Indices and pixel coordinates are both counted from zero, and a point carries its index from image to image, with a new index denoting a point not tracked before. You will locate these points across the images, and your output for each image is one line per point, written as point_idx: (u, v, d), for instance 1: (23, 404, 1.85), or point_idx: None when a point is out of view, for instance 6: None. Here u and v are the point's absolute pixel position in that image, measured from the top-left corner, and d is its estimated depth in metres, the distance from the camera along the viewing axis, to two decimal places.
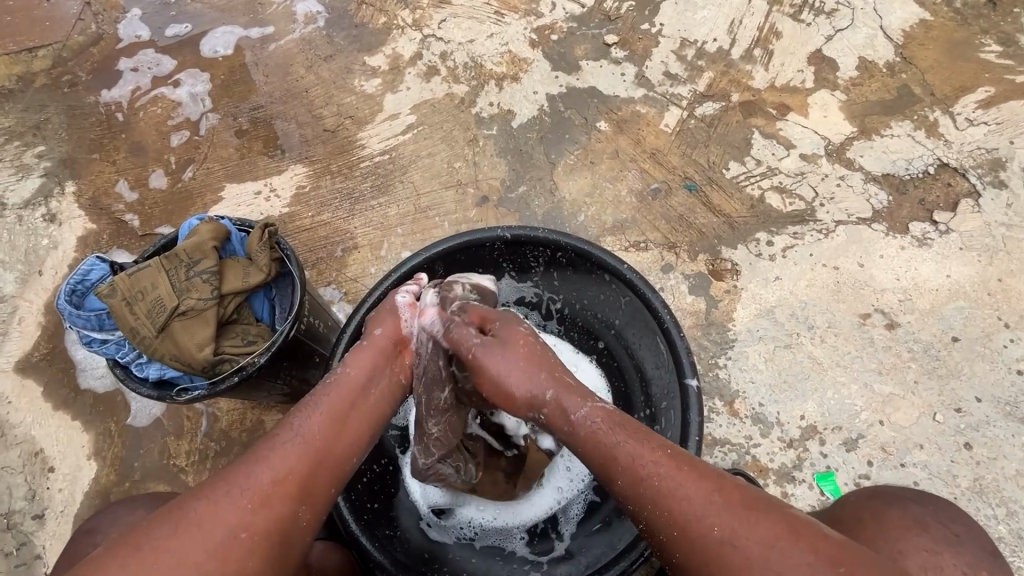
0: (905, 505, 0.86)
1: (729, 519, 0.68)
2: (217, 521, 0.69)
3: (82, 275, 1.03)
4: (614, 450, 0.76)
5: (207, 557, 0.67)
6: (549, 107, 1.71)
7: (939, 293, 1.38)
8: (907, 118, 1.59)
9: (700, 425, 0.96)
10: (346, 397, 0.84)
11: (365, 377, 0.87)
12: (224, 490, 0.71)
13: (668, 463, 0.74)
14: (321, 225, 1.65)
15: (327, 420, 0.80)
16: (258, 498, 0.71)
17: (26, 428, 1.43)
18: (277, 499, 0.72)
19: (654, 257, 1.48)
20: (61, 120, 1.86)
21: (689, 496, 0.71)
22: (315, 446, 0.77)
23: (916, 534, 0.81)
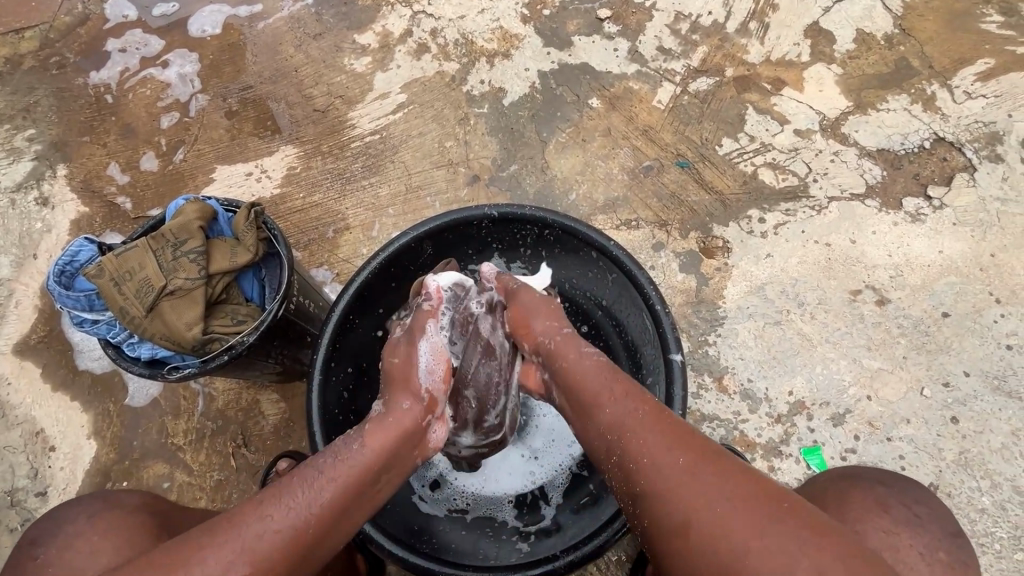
0: (870, 484, 0.87)
1: (684, 467, 0.70)
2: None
3: (70, 256, 1.04)
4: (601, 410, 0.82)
5: None
6: (540, 84, 1.69)
7: (930, 269, 1.37)
8: (903, 92, 1.56)
9: (684, 399, 0.97)
10: (368, 462, 0.81)
11: (384, 455, 0.83)
12: (233, 536, 0.68)
13: (643, 420, 0.77)
14: (312, 207, 1.65)
15: (351, 475, 0.78)
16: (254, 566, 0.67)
17: (27, 408, 1.46)
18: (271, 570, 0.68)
19: (645, 235, 1.48)
20: (51, 102, 1.85)
21: (657, 447, 0.73)
22: (337, 502, 0.75)
23: (878, 515, 0.82)
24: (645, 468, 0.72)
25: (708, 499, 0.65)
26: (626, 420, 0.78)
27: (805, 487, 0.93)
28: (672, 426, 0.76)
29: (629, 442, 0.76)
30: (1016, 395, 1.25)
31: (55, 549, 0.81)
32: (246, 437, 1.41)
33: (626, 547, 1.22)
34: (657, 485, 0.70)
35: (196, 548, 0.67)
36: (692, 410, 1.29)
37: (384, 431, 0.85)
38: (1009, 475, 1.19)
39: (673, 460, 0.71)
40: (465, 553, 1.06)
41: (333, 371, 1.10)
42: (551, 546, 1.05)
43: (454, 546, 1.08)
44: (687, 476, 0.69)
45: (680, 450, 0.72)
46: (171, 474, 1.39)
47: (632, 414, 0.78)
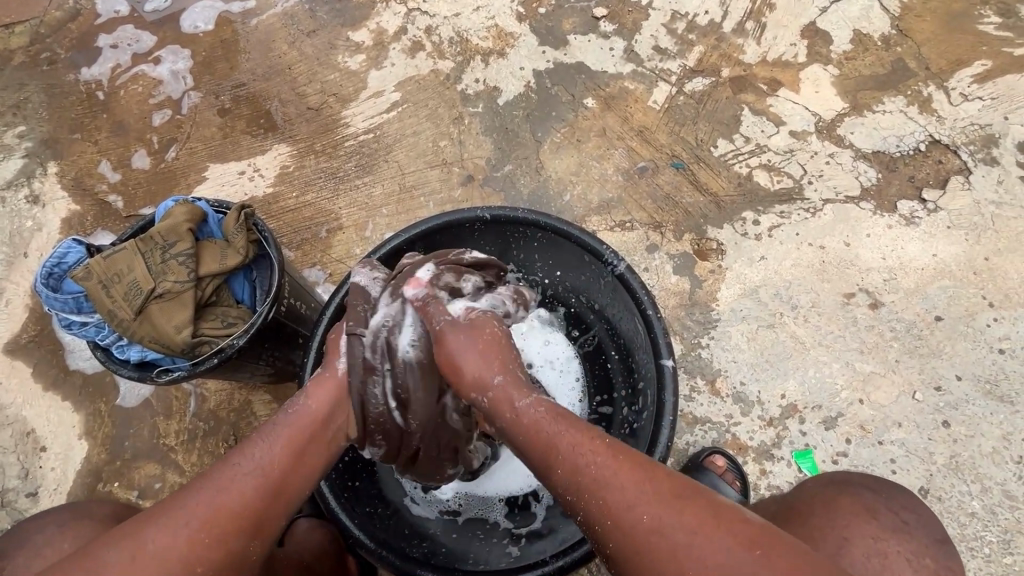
0: (858, 491, 0.87)
1: (670, 524, 0.65)
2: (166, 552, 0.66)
3: (58, 258, 1.03)
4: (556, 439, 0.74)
5: None
6: (535, 83, 1.68)
7: (924, 273, 1.37)
8: (900, 93, 1.55)
9: (675, 405, 0.97)
10: (305, 429, 0.78)
11: (327, 410, 0.81)
12: (176, 512, 0.69)
13: (598, 445, 0.73)
14: (306, 206, 1.64)
15: (288, 444, 0.76)
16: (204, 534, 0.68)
17: (17, 408, 1.45)
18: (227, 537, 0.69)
19: (639, 237, 1.47)
20: (41, 99, 1.83)
21: (637, 501, 0.67)
22: (275, 471, 0.74)
23: (865, 521, 0.83)
24: (635, 535, 0.66)
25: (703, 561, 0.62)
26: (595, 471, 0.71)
27: (791, 491, 0.93)
28: (637, 468, 0.71)
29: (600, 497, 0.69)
30: (1008, 399, 1.26)
31: (26, 559, 0.82)
32: (238, 438, 1.41)
33: None
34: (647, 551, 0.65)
35: (135, 532, 0.68)
36: (685, 412, 1.29)
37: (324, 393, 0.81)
38: (999, 479, 1.20)
39: (659, 517, 0.66)
40: (455, 556, 1.06)
41: (324, 374, 1.10)
42: (541, 550, 1.05)
43: (444, 550, 1.07)
44: (673, 533, 0.64)
45: (654, 501, 0.67)
46: (162, 474, 1.39)
47: (601, 461, 0.71)
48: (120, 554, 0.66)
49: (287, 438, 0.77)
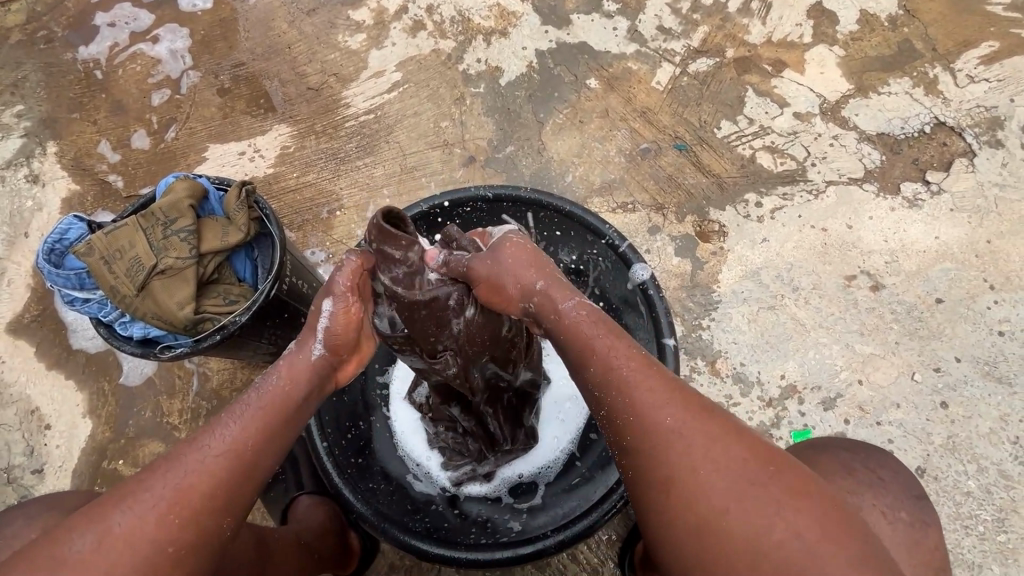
0: (835, 451, 0.88)
1: (719, 458, 0.62)
2: (136, 537, 0.60)
3: (60, 234, 1.03)
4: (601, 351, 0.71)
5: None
6: (538, 64, 1.66)
7: (926, 255, 1.37)
8: (906, 75, 1.54)
9: None
10: (276, 406, 0.71)
11: (299, 387, 0.73)
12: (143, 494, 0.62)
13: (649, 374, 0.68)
14: (306, 187, 1.64)
15: (257, 427, 0.68)
16: (174, 518, 0.62)
17: (22, 386, 1.46)
18: (200, 517, 0.63)
19: (641, 218, 1.47)
20: (39, 78, 1.82)
21: (690, 433, 0.64)
22: (248, 451, 0.67)
23: (842, 476, 0.83)
24: (673, 463, 0.64)
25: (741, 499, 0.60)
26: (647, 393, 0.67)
27: None
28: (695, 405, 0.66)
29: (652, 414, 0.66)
30: (1006, 380, 1.26)
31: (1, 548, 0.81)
32: None
33: (616, 527, 1.25)
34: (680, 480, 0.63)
35: (105, 513, 0.61)
36: None
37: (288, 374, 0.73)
38: (995, 459, 1.21)
39: (708, 449, 0.63)
40: (458, 531, 1.08)
41: None
42: (543, 524, 1.07)
43: (446, 525, 1.09)
44: (720, 464, 0.62)
45: (707, 432, 0.64)
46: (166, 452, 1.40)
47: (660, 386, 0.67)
48: (93, 538, 0.60)
49: (256, 414, 0.69)
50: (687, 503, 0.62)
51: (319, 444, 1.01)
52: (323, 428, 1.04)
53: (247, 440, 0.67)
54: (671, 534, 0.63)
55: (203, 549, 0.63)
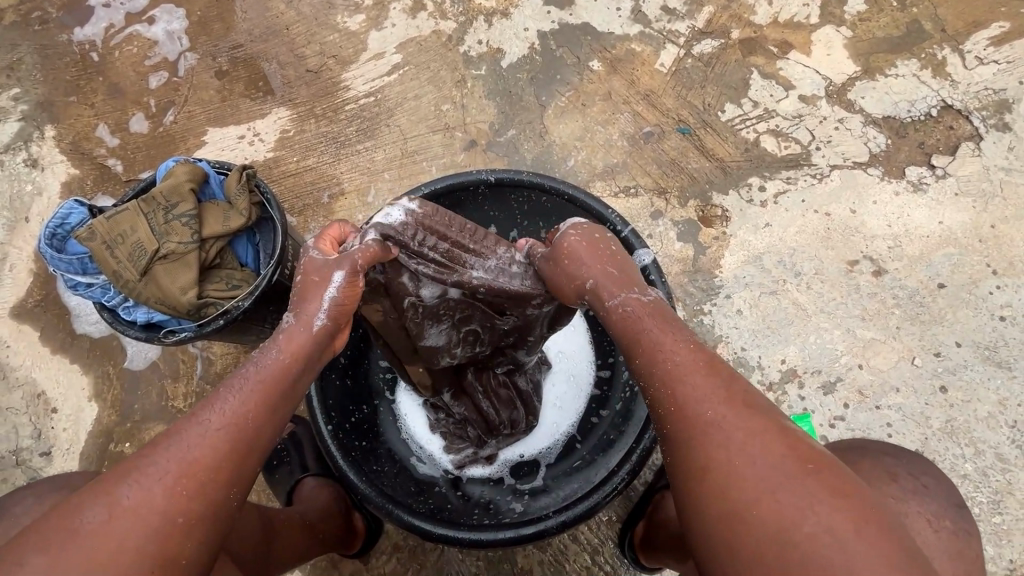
0: (877, 456, 0.89)
1: (756, 444, 0.61)
2: (148, 508, 0.61)
3: (61, 219, 1.03)
4: (641, 338, 0.73)
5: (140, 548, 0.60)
6: (540, 45, 1.63)
7: (929, 240, 1.36)
8: (913, 56, 1.51)
9: None
10: (274, 381, 0.70)
11: (301, 363, 0.73)
12: (150, 467, 0.63)
13: (691, 366, 0.68)
14: (306, 171, 1.63)
15: (257, 401, 0.68)
16: (186, 488, 0.63)
17: (27, 370, 1.47)
18: (210, 487, 0.64)
19: (644, 203, 1.46)
20: (34, 60, 1.79)
21: (718, 416, 0.64)
22: (248, 424, 0.67)
23: (888, 483, 0.83)
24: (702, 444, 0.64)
25: (769, 477, 0.59)
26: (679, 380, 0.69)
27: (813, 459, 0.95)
28: (727, 392, 0.66)
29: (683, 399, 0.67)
30: (1006, 365, 1.27)
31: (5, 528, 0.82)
32: None
33: (616, 507, 1.26)
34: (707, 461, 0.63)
35: (112, 487, 0.62)
36: None
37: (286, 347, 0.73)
38: (993, 442, 1.22)
39: (738, 434, 0.63)
40: (461, 512, 1.09)
41: None
42: (545, 504, 1.08)
43: (449, 506, 1.11)
44: (748, 445, 0.62)
45: (738, 416, 0.64)
46: None
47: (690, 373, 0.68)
48: (102, 512, 0.60)
49: (257, 389, 0.69)
50: (712, 482, 0.62)
51: (324, 427, 1.02)
52: (327, 412, 1.05)
53: (248, 414, 0.68)
54: (699, 520, 0.62)
55: (212, 520, 0.64)
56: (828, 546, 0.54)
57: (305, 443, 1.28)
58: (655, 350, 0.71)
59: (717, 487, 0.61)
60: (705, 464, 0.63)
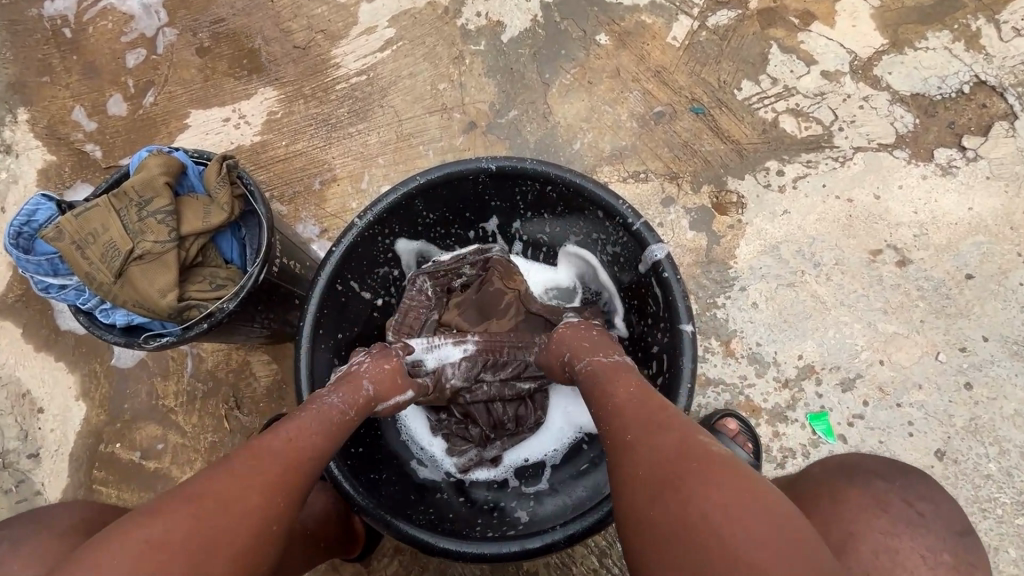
0: (874, 482, 0.84)
1: (672, 450, 0.64)
2: (251, 487, 0.66)
3: (27, 216, 0.94)
4: (594, 383, 0.80)
5: (240, 521, 0.63)
6: (543, 18, 1.52)
7: (958, 228, 1.28)
8: (946, 27, 1.41)
9: (693, 373, 0.89)
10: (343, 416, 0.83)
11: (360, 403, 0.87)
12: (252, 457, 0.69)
13: (629, 396, 0.74)
14: (295, 156, 1.53)
15: (332, 425, 0.80)
16: (282, 476, 0.69)
17: (11, 369, 1.41)
18: (295, 482, 0.70)
19: (654, 189, 1.37)
20: (3, 38, 1.68)
21: (636, 434, 0.68)
22: (320, 442, 0.77)
23: (874, 515, 0.79)
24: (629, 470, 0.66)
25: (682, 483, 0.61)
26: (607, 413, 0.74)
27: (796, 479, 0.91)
28: (650, 416, 0.70)
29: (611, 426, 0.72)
30: None
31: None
32: (238, 400, 1.37)
33: None
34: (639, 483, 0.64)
35: (219, 468, 0.67)
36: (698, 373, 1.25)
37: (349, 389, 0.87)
38: (1018, 441, 1.17)
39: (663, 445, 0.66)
40: (462, 521, 1.05)
41: (321, 340, 1.04)
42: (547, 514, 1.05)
43: (452, 514, 1.06)
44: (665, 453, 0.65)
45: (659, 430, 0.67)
46: (164, 436, 1.36)
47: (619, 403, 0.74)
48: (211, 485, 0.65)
49: (326, 419, 0.80)
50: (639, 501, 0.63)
51: None
52: None
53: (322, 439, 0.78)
54: (629, 537, 0.63)
55: (290, 512, 0.69)
56: (734, 543, 0.55)
57: None
58: (605, 388, 0.78)
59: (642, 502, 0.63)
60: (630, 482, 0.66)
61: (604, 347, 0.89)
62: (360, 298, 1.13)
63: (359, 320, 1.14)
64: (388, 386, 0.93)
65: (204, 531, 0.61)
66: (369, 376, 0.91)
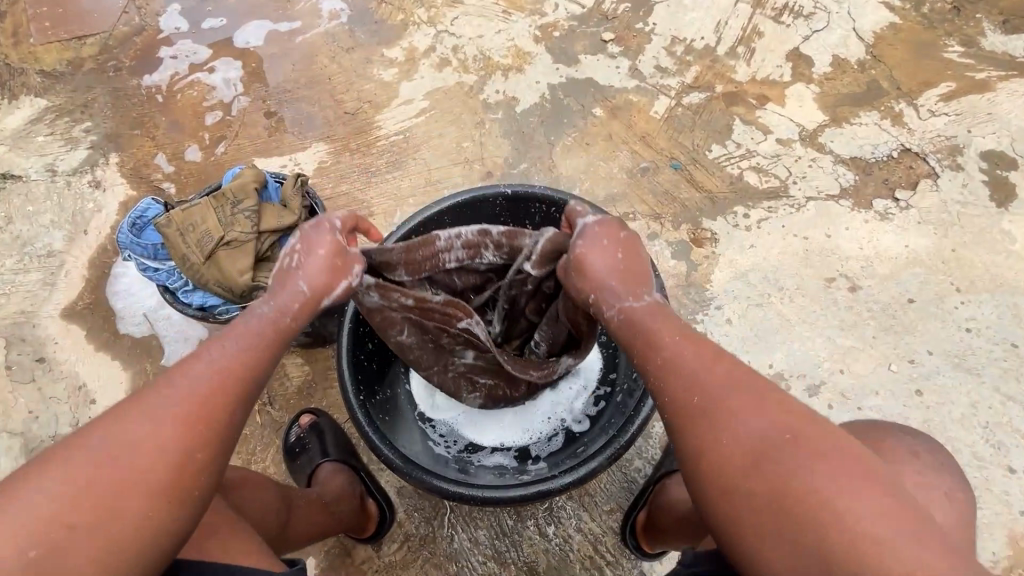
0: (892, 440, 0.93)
1: (755, 405, 0.74)
2: (137, 449, 0.72)
3: (140, 212, 1.18)
4: (652, 333, 0.85)
5: (151, 461, 0.72)
6: (549, 95, 1.89)
7: (898, 261, 1.51)
8: (874, 109, 1.75)
9: (671, 347, 1.08)
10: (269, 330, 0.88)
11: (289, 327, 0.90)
12: (150, 410, 0.75)
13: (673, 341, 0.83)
14: (340, 196, 1.83)
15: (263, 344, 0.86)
16: (182, 419, 0.76)
17: (72, 364, 1.59)
18: (193, 424, 0.76)
19: (641, 226, 1.63)
20: (107, 100, 2.06)
21: (728, 399, 0.75)
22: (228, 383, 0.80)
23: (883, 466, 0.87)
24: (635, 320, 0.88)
25: (763, 440, 0.71)
26: (677, 351, 0.82)
27: None
28: (732, 388, 0.76)
29: (681, 364, 0.80)
30: (974, 370, 1.38)
31: None
32: (271, 396, 1.53)
33: (616, 497, 1.33)
34: (726, 464, 0.72)
35: (120, 419, 0.74)
36: None
37: (235, 360, 0.82)
38: (968, 442, 1.31)
39: (737, 424, 0.73)
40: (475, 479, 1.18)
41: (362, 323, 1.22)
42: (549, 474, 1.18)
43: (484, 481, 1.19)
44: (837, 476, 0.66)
45: (735, 378, 0.77)
46: None
47: (681, 375, 0.79)
48: (139, 429, 0.74)
49: (247, 334, 0.85)
50: (741, 465, 0.70)
51: (352, 398, 1.11)
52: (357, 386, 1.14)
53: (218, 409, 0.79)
54: (726, 496, 0.71)
55: (211, 449, 0.77)
56: (843, 517, 0.63)
57: (328, 432, 1.38)
58: (669, 344, 0.82)
59: (711, 474, 0.73)
60: (773, 446, 0.69)
61: (641, 276, 0.93)
62: None
63: None
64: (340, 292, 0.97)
65: (126, 479, 0.71)
66: (304, 274, 0.91)
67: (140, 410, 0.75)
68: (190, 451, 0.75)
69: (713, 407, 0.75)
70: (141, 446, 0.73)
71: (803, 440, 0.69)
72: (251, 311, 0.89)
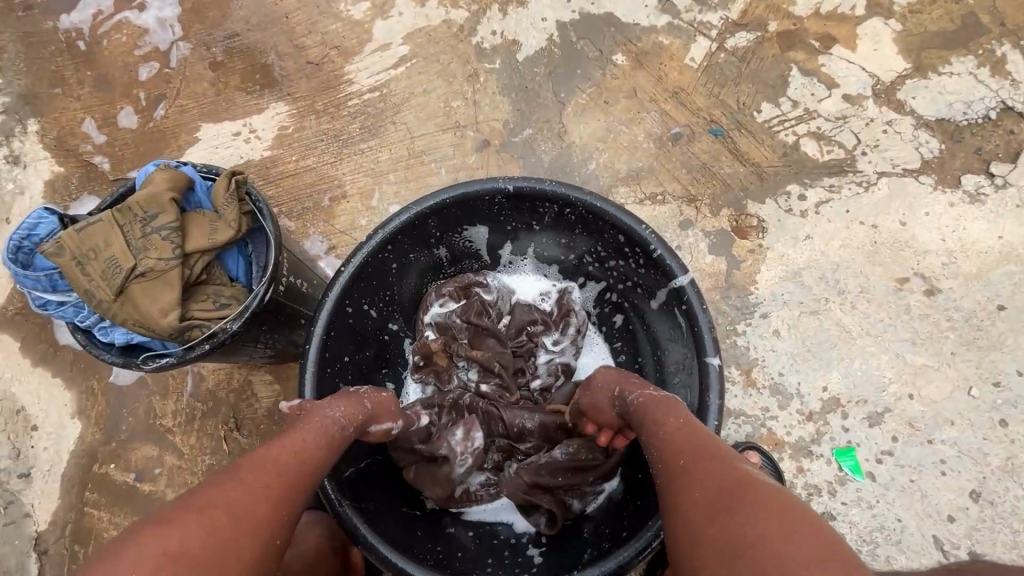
0: None
1: (730, 477, 0.66)
2: (232, 505, 0.65)
3: (28, 229, 0.90)
4: (661, 418, 0.80)
5: (244, 530, 0.65)
6: (559, 37, 1.51)
7: (987, 257, 1.24)
8: (970, 53, 1.39)
9: (721, 410, 0.86)
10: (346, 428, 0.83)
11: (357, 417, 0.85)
12: (241, 474, 0.69)
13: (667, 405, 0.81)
14: (306, 171, 1.51)
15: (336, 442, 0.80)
16: (269, 488, 0.69)
17: (8, 383, 1.37)
18: (280, 497, 0.70)
19: (672, 211, 1.34)
20: (16, 49, 1.68)
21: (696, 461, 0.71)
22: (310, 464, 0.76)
23: None
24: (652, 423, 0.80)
25: (718, 489, 0.65)
26: (671, 423, 0.78)
27: None
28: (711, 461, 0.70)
29: (676, 426, 0.78)
30: None
31: None
32: (239, 421, 1.32)
33: None
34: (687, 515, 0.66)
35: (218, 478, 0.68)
36: None
37: (323, 444, 0.78)
38: None
39: (702, 476, 0.68)
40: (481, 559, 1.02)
41: (328, 362, 1.00)
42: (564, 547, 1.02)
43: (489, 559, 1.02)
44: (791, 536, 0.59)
45: (723, 455, 0.71)
46: (161, 458, 1.31)
47: (665, 433, 0.77)
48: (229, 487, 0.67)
49: (321, 431, 0.80)
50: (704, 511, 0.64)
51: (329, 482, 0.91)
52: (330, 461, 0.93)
53: (287, 471, 0.72)
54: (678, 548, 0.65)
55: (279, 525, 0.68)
56: None
57: None
58: (669, 419, 0.79)
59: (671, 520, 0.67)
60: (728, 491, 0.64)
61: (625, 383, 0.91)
62: (370, 320, 1.10)
63: (370, 344, 1.12)
64: (386, 413, 0.92)
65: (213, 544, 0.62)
66: (370, 398, 0.90)
67: (237, 471, 0.69)
68: (269, 533, 0.67)
69: (684, 467, 0.71)
70: (236, 503, 0.66)
71: (764, 500, 0.62)
72: (316, 408, 0.83)
